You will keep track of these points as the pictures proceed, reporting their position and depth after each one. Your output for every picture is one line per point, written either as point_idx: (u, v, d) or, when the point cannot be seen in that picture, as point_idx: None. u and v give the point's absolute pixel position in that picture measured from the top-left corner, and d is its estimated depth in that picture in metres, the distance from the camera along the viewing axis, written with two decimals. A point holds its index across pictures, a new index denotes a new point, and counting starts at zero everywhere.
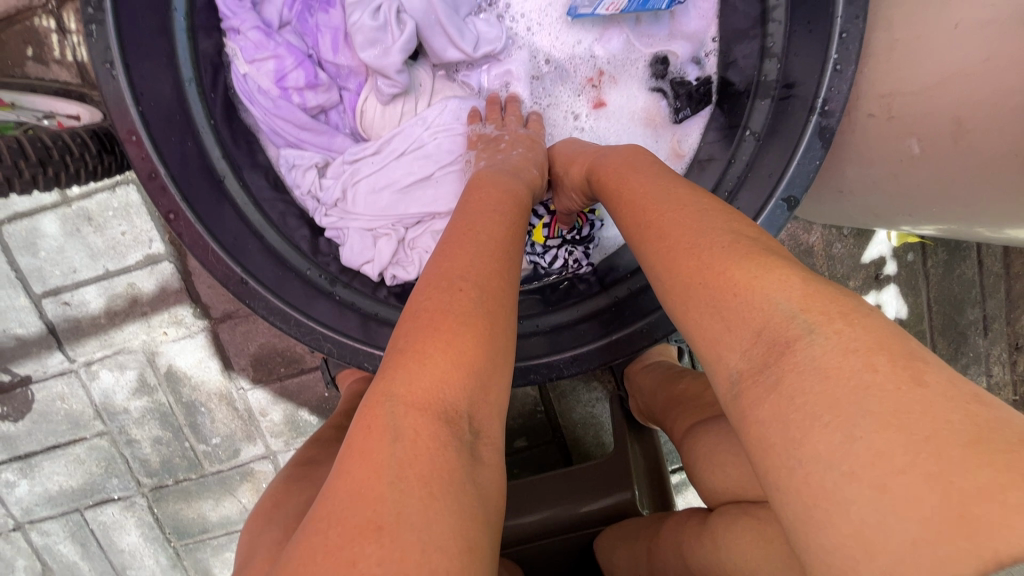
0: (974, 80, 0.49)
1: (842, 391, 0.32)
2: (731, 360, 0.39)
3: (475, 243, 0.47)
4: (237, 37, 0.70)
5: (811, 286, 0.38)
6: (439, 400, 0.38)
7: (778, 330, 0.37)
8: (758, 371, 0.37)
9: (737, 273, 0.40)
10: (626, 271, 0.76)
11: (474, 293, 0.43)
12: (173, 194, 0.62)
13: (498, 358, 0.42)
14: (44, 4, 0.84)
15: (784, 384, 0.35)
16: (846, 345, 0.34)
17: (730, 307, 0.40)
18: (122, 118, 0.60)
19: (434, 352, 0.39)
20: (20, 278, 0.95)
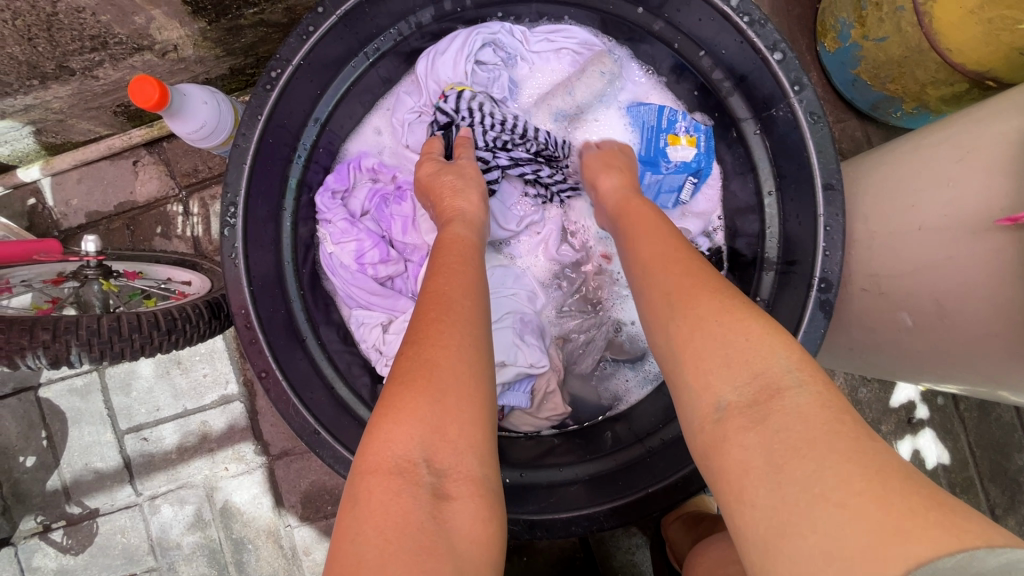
0: (943, 272, 0.58)
1: (819, 428, 0.40)
2: (722, 390, 0.46)
3: (439, 312, 0.53)
4: (328, 225, 0.87)
5: (807, 358, 0.46)
6: (395, 457, 0.45)
7: (774, 378, 0.44)
8: (750, 406, 0.44)
9: (754, 325, 0.47)
10: (658, 423, 0.84)
11: (419, 359, 0.50)
12: (267, 356, 0.74)
13: (447, 405, 0.47)
14: (176, 194, 1.06)
15: (771, 420, 0.42)
16: (818, 399, 0.42)
17: (731, 357, 0.46)
18: (236, 295, 0.74)
19: (386, 420, 0.47)
20: (110, 416, 1.07)
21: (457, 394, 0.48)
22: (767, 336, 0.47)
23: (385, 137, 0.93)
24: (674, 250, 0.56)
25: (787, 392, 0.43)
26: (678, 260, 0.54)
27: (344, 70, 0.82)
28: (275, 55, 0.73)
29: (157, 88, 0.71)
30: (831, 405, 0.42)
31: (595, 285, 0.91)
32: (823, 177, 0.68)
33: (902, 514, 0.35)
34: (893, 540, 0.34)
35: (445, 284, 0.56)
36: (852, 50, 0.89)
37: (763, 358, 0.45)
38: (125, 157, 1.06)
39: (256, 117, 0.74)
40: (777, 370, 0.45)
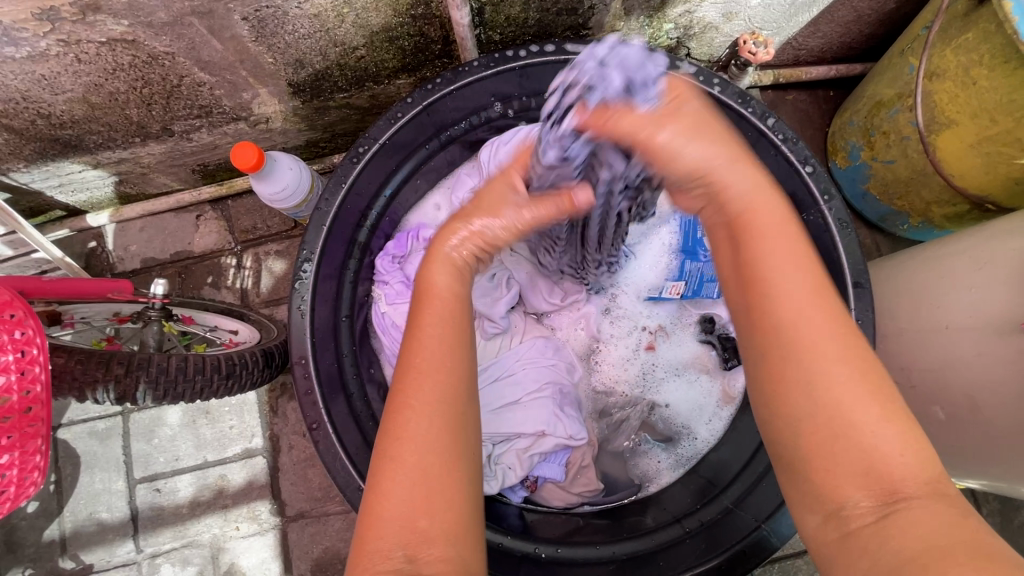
0: (975, 370, 0.63)
1: (944, 538, 0.38)
2: (851, 494, 0.42)
3: (409, 399, 0.51)
4: (384, 286, 0.93)
5: (929, 455, 0.43)
6: (374, 548, 0.47)
7: (894, 483, 0.42)
8: (875, 509, 0.42)
9: (887, 428, 0.42)
10: (695, 504, 0.83)
11: (386, 456, 0.50)
12: (320, 408, 0.76)
13: (421, 496, 0.48)
14: (231, 248, 1.12)
15: (896, 524, 0.40)
16: (942, 503, 0.41)
17: (857, 452, 0.42)
18: (299, 346, 0.78)
19: (369, 511, 0.49)
20: (126, 463, 1.04)
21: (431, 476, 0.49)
22: (898, 429, 0.42)
23: (443, 213, 1.02)
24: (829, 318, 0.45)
25: (915, 498, 0.41)
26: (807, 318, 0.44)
27: (419, 152, 0.92)
28: (365, 133, 0.83)
29: (257, 155, 0.79)
30: (956, 506, 0.41)
31: (635, 366, 0.95)
32: (853, 276, 0.75)
33: None
34: None
35: (420, 359, 0.52)
36: (861, 169, 1.00)
37: (887, 446, 0.42)
38: (190, 211, 1.13)
39: (341, 184, 0.82)
40: (897, 461, 0.42)
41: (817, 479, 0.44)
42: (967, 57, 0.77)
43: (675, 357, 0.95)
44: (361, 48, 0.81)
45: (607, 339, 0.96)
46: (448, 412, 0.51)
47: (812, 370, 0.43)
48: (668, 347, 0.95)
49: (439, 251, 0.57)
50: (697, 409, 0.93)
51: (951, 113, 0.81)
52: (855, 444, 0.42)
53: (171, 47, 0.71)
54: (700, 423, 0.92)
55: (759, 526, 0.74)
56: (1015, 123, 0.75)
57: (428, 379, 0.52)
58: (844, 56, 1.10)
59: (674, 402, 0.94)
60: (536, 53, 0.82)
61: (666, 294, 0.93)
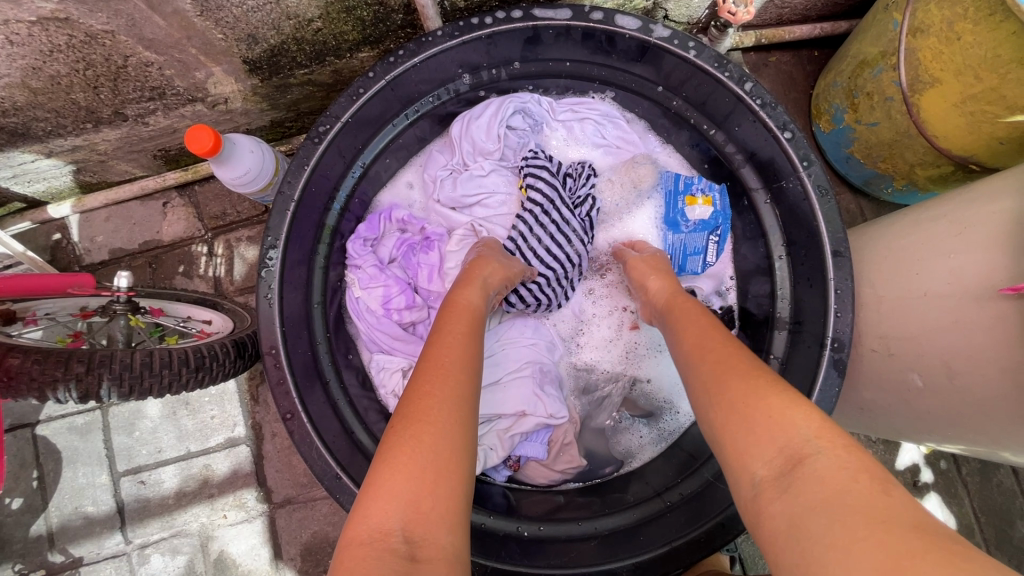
0: (952, 336, 0.62)
1: (838, 498, 0.40)
2: (754, 467, 0.46)
3: (433, 386, 0.54)
4: (357, 271, 0.90)
5: (826, 423, 0.46)
6: (371, 527, 0.44)
7: (795, 447, 0.45)
8: (780, 477, 0.44)
9: (776, 401, 0.48)
10: (676, 477, 0.83)
11: (406, 431, 0.50)
12: (293, 397, 0.74)
13: (426, 483, 0.47)
14: (202, 235, 1.09)
15: (797, 487, 0.42)
16: (842, 459, 0.43)
17: (751, 426, 0.48)
18: (268, 336, 0.76)
19: (371, 490, 0.47)
20: (108, 457, 1.03)
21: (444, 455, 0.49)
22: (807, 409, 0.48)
23: (416, 191, 0.98)
24: (716, 342, 0.58)
25: (816, 458, 0.43)
26: (710, 352, 0.57)
27: (385, 128, 0.88)
28: (325, 111, 0.78)
29: (212, 142, 0.75)
30: (866, 466, 0.42)
31: (618, 342, 0.94)
32: (832, 244, 0.73)
33: (901, 553, 0.35)
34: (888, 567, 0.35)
35: (446, 355, 0.58)
36: (846, 132, 0.97)
37: (786, 417, 0.47)
38: (156, 198, 1.09)
39: (303, 167, 0.78)
40: (794, 428, 0.46)
41: (728, 455, 0.48)
42: (952, 10, 0.73)
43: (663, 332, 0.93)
44: (317, 20, 0.77)
45: (588, 321, 0.95)
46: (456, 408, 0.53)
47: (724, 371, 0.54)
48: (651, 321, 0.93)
49: (469, 285, 0.71)
50: (680, 385, 0.92)
51: (934, 71, 0.78)
52: (755, 416, 0.48)
53: (109, 24, 0.67)
54: (682, 397, 0.92)
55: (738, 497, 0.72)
56: (1000, 80, 0.73)
57: (445, 380, 0.55)
58: (829, 14, 1.06)
59: (658, 381, 0.93)
60: (502, 19, 0.77)
61: None
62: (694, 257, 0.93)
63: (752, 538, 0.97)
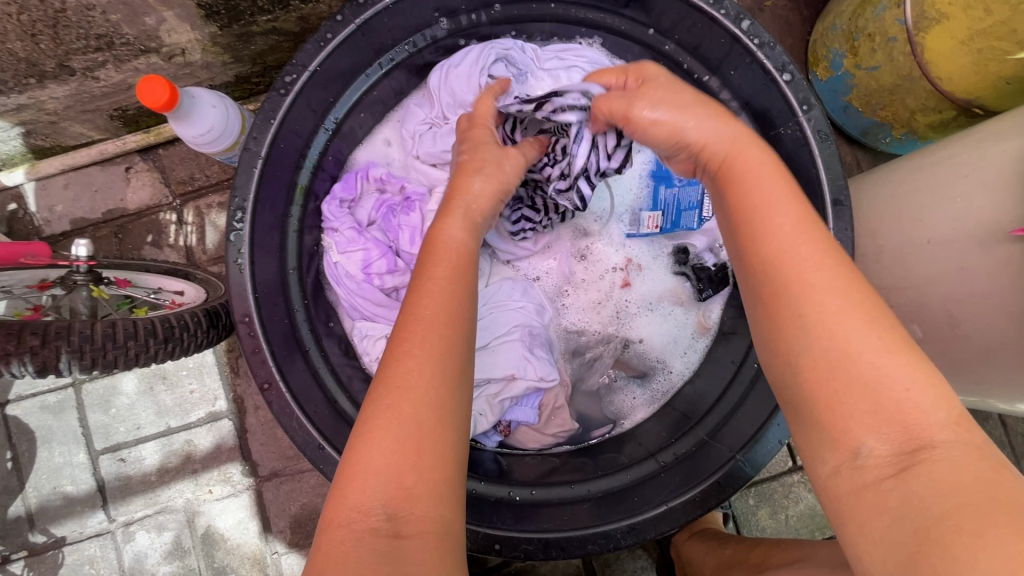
0: (956, 284, 0.60)
1: (971, 490, 0.35)
2: (866, 440, 0.39)
3: (411, 345, 0.48)
4: (334, 234, 0.85)
5: (957, 407, 0.39)
6: (350, 507, 0.42)
7: (922, 428, 0.38)
8: (893, 457, 0.38)
9: (909, 376, 0.39)
10: (668, 438, 0.81)
11: (381, 400, 0.46)
12: (271, 366, 0.71)
13: (405, 454, 0.43)
14: (169, 202, 1.03)
15: (917, 471, 0.37)
16: (973, 451, 0.37)
17: (876, 395, 0.39)
18: (240, 302, 0.71)
19: (349, 465, 0.44)
20: (85, 435, 1.00)
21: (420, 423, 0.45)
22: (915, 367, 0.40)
23: (394, 148, 0.92)
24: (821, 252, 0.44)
25: (942, 447, 0.37)
26: (824, 269, 0.43)
27: (358, 79, 0.82)
28: (290, 60, 0.72)
29: (168, 96, 0.69)
30: (988, 457, 0.37)
31: (609, 302, 0.91)
32: (832, 193, 0.70)
33: None
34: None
35: (425, 307, 0.50)
36: (844, 79, 0.93)
37: (919, 396, 0.39)
38: (117, 163, 1.02)
39: (269, 121, 0.72)
40: (925, 410, 0.38)
41: (825, 417, 0.41)
42: None
43: (656, 291, 0.91)
44: None
45: (578, 283, 0.91)
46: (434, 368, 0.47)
47: (823, 300, 0.42)
48: (643, 280, 0.90)
49: (456, 211, 0.60)
50: (673, 344, 0.90)
51: (941, 6, 0.74)
52: (873, 387, 0.39)
53: None
54: (675, 357, 0.90)
55: (733, 456, 0.70)
56: (1011, 12, 0.70)
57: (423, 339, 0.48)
58: None
59: (651, 342, 0.90)
60: None
61: (643, 228, 0.88)
62: (688, 213, 0.86)
63: (745, 495, 0.97)
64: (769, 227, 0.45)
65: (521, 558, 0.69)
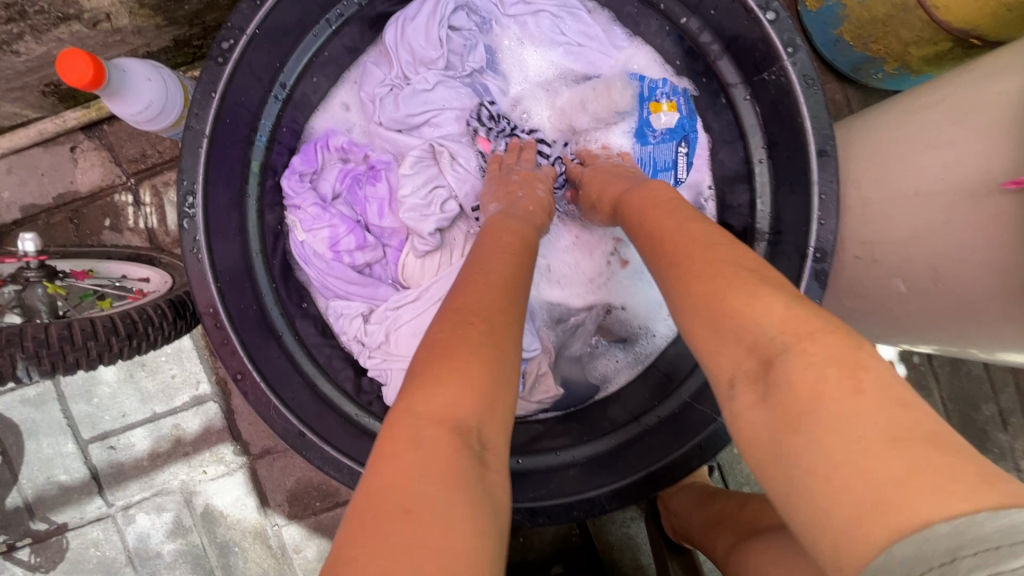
0: (942, 239, 0.57)
1: (823, 413, 0.38)
2: (728, 372, 0.44)
3: (502, 300, 0.51)
4: (298, 212, 0.81)
5: (793, 307, 0.43)
6: (441, 413, 0.43)
7: (766, 346, 0.42)
8: (757, 381, 0.42)
9: (735, 299, 0.44)
10: (652, 401, 0.81)
11: (473, 331, 0.48)
12: (242, 356, 0.69)
13: (492, 390, 0.46)
14: (124, 182, 0.97)
15: (776, 395, 0.40)
16: (830, 359, 0.39)
17: (719, 322, 0.45)
18: (202, 293, 0.68)
19: (442, 372, 0.45)
20: (71, 425, 0.99)
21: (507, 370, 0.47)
22: (761, 294, 0.44)
23: (355, 113, 0.85)
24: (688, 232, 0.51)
25: (790, 356, 0.41)
26: (683, 244, 0.51)
27: (305, 39, 0.76)
28: (225, 23, 0.65)
29: (92, 76, 0.62)
30: (838, 362, 0.39)
31: (591, 267, 0.88)
32: (817, 143, 0.66)
33: (897, 480, 0.34)
34: (877, 511, 0.34)
35: (497, 269, 0.55)
36: (835, 10, 0.86)
37: (754, 310, 0.43)
38: (61, 143, 0.95)
39: (210, 94, 0.66)
40: (762, 322, 0.43)
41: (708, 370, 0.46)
42: None
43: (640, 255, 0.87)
44: None
45: (557, 250, 0.88)
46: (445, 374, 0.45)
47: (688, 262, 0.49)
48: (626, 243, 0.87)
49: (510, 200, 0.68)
50: (655, 305, 0.88)
51: None
52: (726, 319, 0.45)
53: None
54: (659, 319, 0.88)
55: (715, 418, 0.70)
56: None
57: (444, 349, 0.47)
58: None
59: (633, 305, 0.89)
60: None
61: None
62: (664, 173, 0.83)
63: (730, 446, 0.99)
64: (643, 227, 0.56)
65: (508, 527, 0.70)
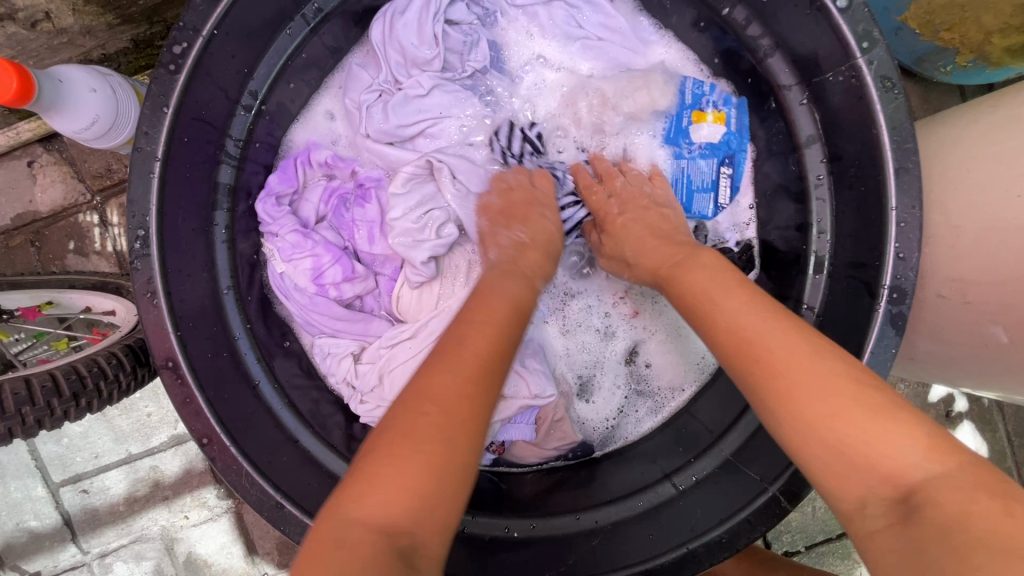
0: None
1: (976, 550, 0.32)
2: (848, 492, 0.38)
3: (445, 370, 0.42)
4: (275, 240, 0.70)
5: (935, 436, 0.37)
6: (373, 516, 0.36)
7: (900, 474, 0.37)
8: (891, 505, 0.37)
9: (857, 416, 0.38)
10: (687, 455, 0.70)
11: (435, 408, 0.40)
12: (209, 417, 0.59)
13: (442, 473, 0.38)
14: (88, 201, 0.87)
15: (921, 532, 0.34)
16: (955, 482, 0.35)
17: (842, 446, 0.38)
18: (160, 344, 0.58)
19: (371, 470, 0.38)
20: (41, 467, 0.90)
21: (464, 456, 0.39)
22: (882, 414, 0.38)
23: (339, 123, 0.75)
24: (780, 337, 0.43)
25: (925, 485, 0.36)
26: (789, 344, 0.43)
27: (278, 39, 0.65)
28: (177, 23, 0.55)
29: (14, 97, 0.52)
30: (983, 486, 0.34)
31: (615, 298, 0.77)
32: (896, 159, 0.54)
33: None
34: None
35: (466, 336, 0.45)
36: None
37: (884, 435, 0.38)
38: (17, 158, 0.85)
39: (161, 108, 0.55)
40: (902, 455, 0.37)
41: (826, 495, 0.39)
42: None
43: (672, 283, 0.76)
44: None
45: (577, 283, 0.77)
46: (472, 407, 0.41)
47: (795, 383, 0.40)
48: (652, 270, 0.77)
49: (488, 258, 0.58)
50: (682, 353, 0.77)
51: None
52: (848, 442, 0.38)
53: None
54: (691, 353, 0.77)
55: (766, 489, 0.59)
56: None
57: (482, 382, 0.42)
58: None
59: (658, 357, 0.78)
60: None
61: None
62: (701, 195, 0.70)
63: None
64: (714, 320, 0.46)
65: None
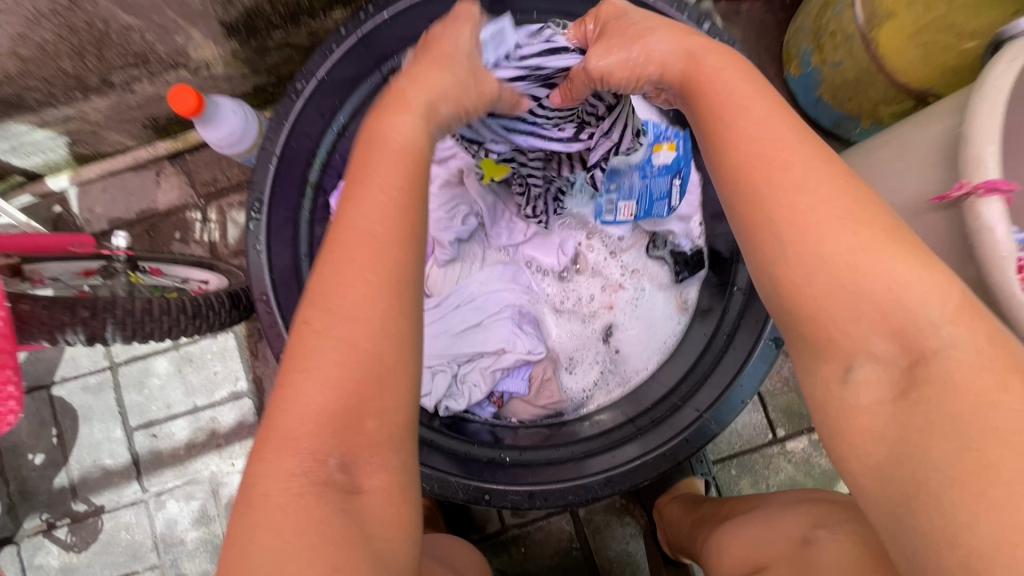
0: None
1: (974, 425, 0.37)
2: (869, 343, 0.41)
3: (340, 266, 0.43)
4: None
5: (962, 299, 0.40)
6: (294, 441, 0.42)
7: (918, 337, 0.39)
8: (889, 368, 0.40)
9: (867, 261, 0.40)
10: (648, 405, 0.88)
11: (336, 314, 0.43)
12: (285, 338, 0.81)
13: (349, 385, 0.42)
14: (195, 202, 1.13)
15: (921, 392, 0.39)
16: (975, 347, 0.38)
17: (863, 297, 0.40)
18: (259, 283, 0.81)
19: (288, 390, 0.43)
20: (122, 413, 1.10)
21: (363, 368, 0.42)
22: (899, 257, 0.40)
23: None
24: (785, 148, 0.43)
25: (937, 348, 0.39)
26: (795, 163, 0.42)
27: (360, 87, 0.92)
28: (302, 70, 0.82)
29: (190, 109, 0.79)
30: (996, 359, 0.38)
31: (602, 289, 0.98)
32: None
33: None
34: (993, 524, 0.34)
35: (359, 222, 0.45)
36: (814, 75, 0.99)
37: (906, 289, 0.40)
38: (149, 168, 1.13)
39: (282, 122, 0.82)
40: (915, 307, 0.40)
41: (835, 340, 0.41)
42: None
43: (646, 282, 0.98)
44: None
45: (574, 274, 0.98)
46: (390, 249, 0.44)
47: (794, 193, 0.41)
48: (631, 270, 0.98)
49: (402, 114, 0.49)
50: (651, 336, 0.97)
51: (888, 4, 0.80)
52: (870, 292, 0.40)
53: None
54: (659, 337, 0.96)
55: (699, 415, 0.77)
56: (947, 7, 0.76)
57: (393, 233, 0.45)
58: None
59: (629, 342, 0.97)
60: None
61: (620, 216, 0.94)
62: (659, 203, 0.92)
63: (727, 468, 1.04)
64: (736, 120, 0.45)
65: (508, 508, 0.77)
